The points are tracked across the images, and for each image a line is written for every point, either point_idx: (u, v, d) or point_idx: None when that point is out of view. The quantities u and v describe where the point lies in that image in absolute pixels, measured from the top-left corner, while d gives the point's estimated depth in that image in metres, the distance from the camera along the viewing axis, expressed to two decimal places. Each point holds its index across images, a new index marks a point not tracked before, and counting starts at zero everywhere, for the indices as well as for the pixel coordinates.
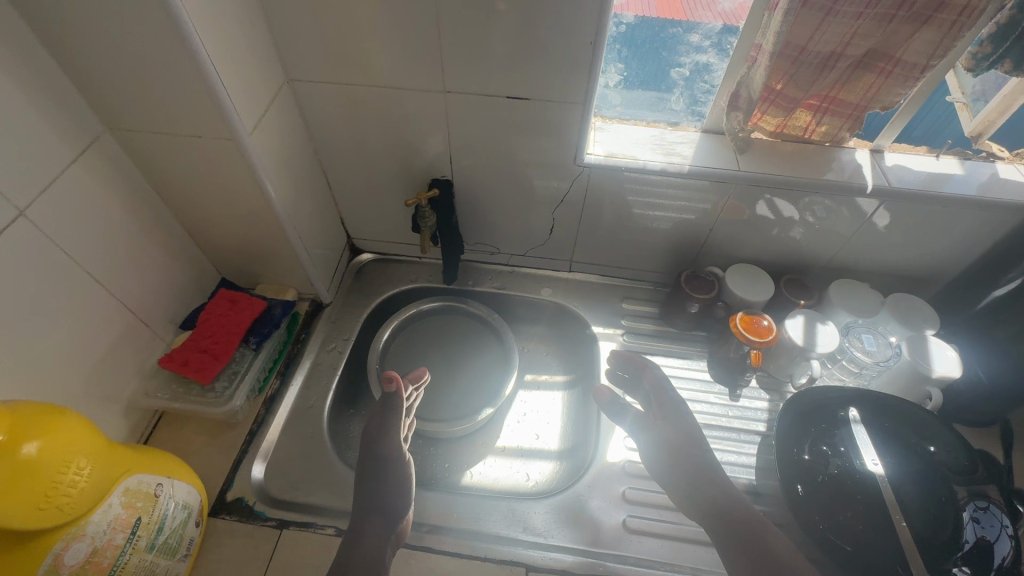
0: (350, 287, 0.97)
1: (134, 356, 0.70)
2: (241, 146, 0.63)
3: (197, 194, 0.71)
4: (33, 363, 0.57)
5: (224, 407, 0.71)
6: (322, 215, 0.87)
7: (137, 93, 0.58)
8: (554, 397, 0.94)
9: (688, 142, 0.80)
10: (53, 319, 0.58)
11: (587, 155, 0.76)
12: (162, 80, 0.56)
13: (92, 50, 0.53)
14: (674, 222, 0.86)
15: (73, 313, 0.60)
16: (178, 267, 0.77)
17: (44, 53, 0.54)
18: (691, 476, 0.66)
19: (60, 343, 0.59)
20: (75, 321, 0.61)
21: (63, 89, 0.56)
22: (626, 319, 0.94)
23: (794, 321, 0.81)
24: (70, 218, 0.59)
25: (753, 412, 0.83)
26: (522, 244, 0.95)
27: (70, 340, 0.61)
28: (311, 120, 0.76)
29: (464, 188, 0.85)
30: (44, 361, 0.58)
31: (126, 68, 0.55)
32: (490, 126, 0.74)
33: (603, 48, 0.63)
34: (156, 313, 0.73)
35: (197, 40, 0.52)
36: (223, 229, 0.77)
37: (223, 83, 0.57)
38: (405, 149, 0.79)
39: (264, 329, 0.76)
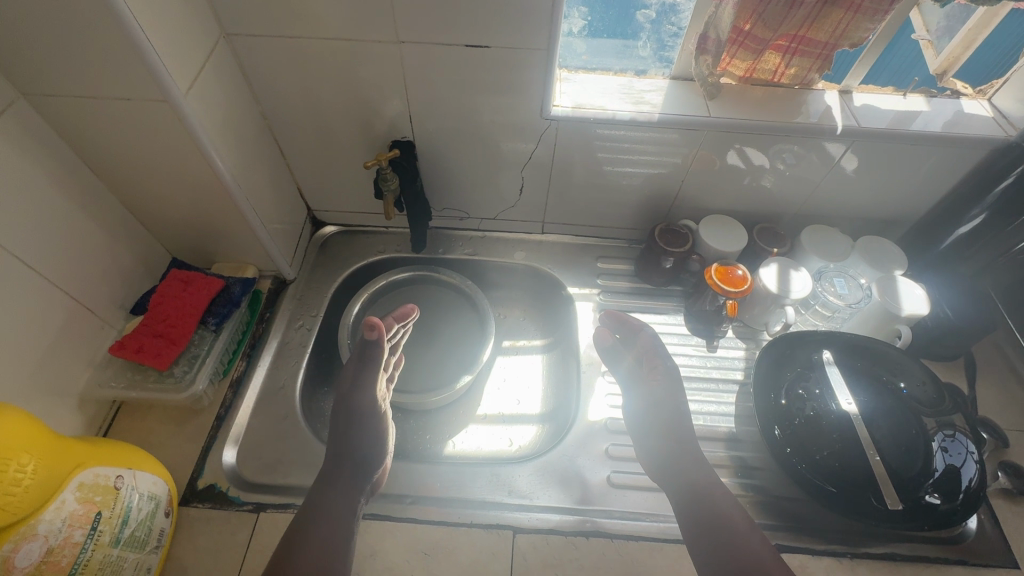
0: (315, 261, 0.93)
1: (81, 346, 0.65)
2: (177, 108, 0.57)
3: (135, 166, 0.65)
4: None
5: (186, 393, 0.67)
6: (277, 186, 0.81)
7: (49, 50, 0.51)
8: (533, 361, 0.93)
9: (657, 89, 0.77)
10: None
11: (554, 107, 0.73)
12: (76, 34, 0.50)
13: None
14: (646, 176, 0.84)
15: (3, 302, 0.55)
16: (123, 247, 0.71)
17: None
18: (676, 457, 0.67)
19: None
20: (8, 311, 0.56)
21: None
22: (601, 278, 0.93)
23: (767, 269, 0.81)
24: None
25: (730, 361, 0.84)
26: (492, 207, 0.91)
27: (4, 331, 0.55)
28: (255, 80, 0.70)
29: (427, 149, 0.81)
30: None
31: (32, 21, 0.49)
32: (450, 80, 0.70)
33: None
34: (101, 298, 0.68)
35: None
36: (169, 205, 0.71)
37: (147, 35, 0.51)
38: (361, 109, 0.74)
39: (223, 309, 0.72)
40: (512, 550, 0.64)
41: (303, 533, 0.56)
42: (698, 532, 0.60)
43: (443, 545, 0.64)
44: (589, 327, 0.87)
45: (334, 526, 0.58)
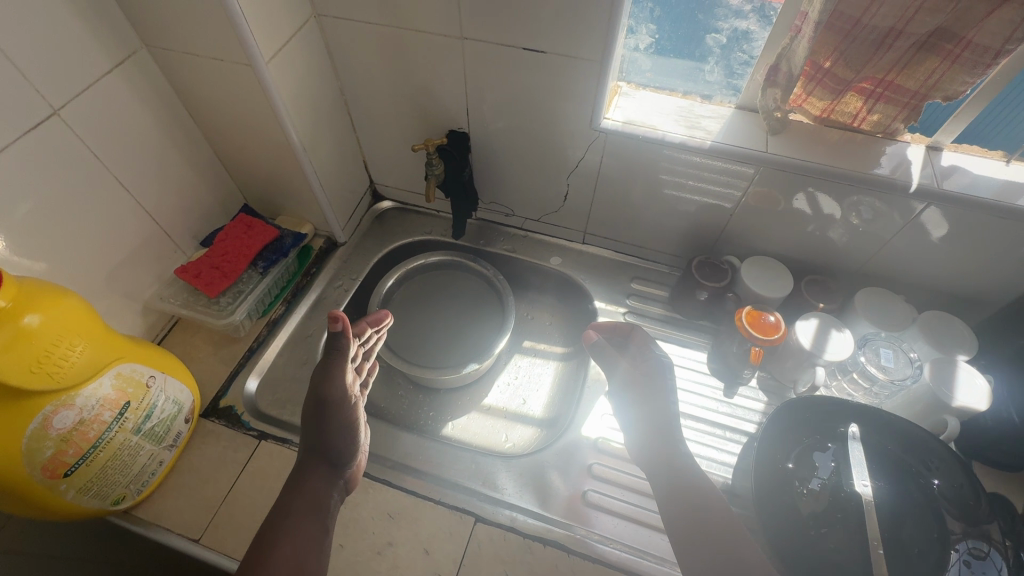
0: (367, 231, 1.00)
1: (154, 263, 0.76)
2: (258, 71, 0.65)
3: (223, 118, 0.74)
4: (57, 251, 0.63)
5: (224, 320, 0.75)
6: (343, 155, 0.89)
7: (167, 11, 0.61)
8: (547, 366, 0.94)
9: (717, 117, 0.74)
10: (77, 214, 0.64)
11: (605, 119, 0.73)
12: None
13: None
14: (693, 204, 0.81)
15: (98, 213, 0.67)
16: (205, 187, 0.82)
17: None
18: (659, 443, 0.67)
19: (85, 239, 0.66)
20: (101, 221, 0.67)
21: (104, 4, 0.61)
22: (631, 299, 0.92)
23: (806, 323, 0.75)
24: (100, 124, 0.64)
25: (745, 411, 0.79)
26: (536, 209, 0.93)
27: (94, 237, 0.67)
28: (337, 57, 0.77)
29: (480, 143, 0.84)
30: (68, 251, 0.64)
31: None
32: (506, 78, 0.72)
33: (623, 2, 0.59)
34: (178, 227, 0.79)
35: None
36: (247, 156, 0.81)
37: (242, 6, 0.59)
38: (424, 97, 0.79)
39: (273, 255, 0.81)
40: (470, 536, 0.65)
41: (296, 480, 0.58)
42: (686, 530, 0.59)
43: (408, 513, 0.67)
44: None
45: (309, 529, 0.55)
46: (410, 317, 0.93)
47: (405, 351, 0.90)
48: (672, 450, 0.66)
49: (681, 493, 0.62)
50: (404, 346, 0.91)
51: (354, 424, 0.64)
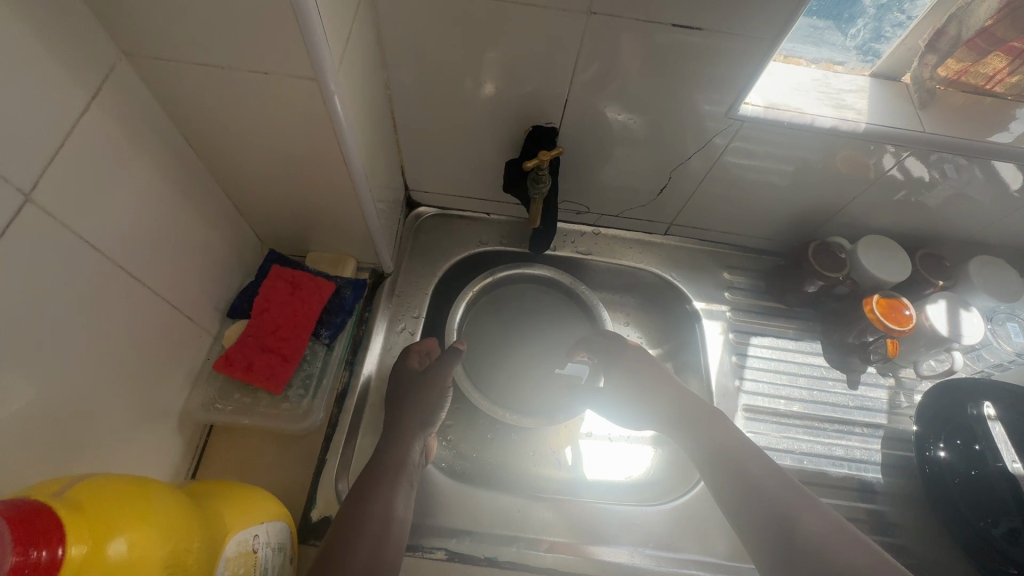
0: (411, 251, 0.82)
1: (181, 359, 0.56)
2: (323, 86, 0.44)
3: (247, 146, 0.52)
4: (67, 395, 0.42)
5: (303, 421, 0.58)
6: (386, 166, 0.69)
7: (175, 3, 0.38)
8: None
9: (857, 90, 0.64)
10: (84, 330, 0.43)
11: (744, 105, 0.60)
12: None
13: None
14: (812, 188, 0.72)
15: (107, 322, 0.45)
16: (219, 237, 0.60)
17: None
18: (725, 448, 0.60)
19: (98, 363, 0.44)
20: (112, 332, 0.45)
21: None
22: (729, 293, 0.84)
23: (936, 307, 0.73)
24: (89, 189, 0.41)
25: (874, 401, 0.76)
26: (619, 204, 0.80)
27: (108, 356, 0.45)
28: (390, 42, 0.56)
29: (569, 138, 0.68)
30: (83, 385, 0.43)
31: None
32: (630, 62, 0.56)
33: None
34: (200, 302, 0.57)
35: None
36: (275, 189, 0.59)
37: None
38: (508, 86, 0.61)
39: (336, 318, 0.62)
40: None
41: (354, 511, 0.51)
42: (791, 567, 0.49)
43: None
44: (719, 351, 0.79)
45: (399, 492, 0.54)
46: (488, 352, 0.81)
47: (493, 394, 0.78)
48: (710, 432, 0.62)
49: (737, 476, 0.57)
50: (489, 388, 0.78)
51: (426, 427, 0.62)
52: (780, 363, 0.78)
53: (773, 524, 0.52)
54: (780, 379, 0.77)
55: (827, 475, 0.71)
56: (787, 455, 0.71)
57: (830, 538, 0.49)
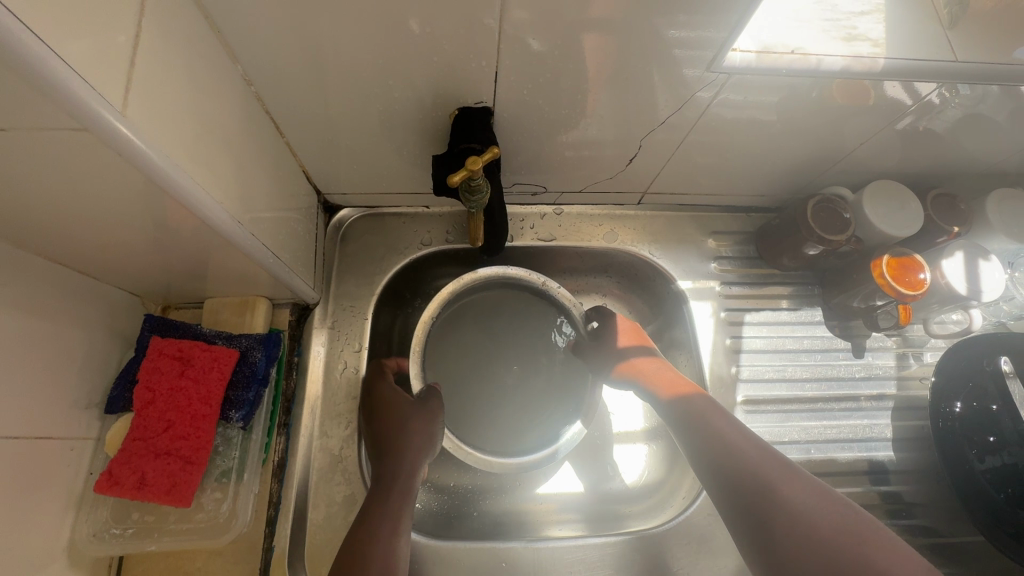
0: (339, 268, 0.67)
1: (52, 485, 0.44)
2: (111, 140, 0.29)
3: (52, 217, 0.37)
4: None
5: (229, 532, 0.49)
6: (279, 181, 0.53)
7: None
8: None
9: (872, 9, 0.49)
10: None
11: (731, 52, 0.46)
12: None
13: None
14: (811, 135, 0.59)
15: None
16: (64, 318, 0.45)
17: None
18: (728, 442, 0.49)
19: None
20: None
21: None
22: (718, 264, 0.73)
23: (953, 261, 0.63)
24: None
25: (882, 369, 0.69)
26: (581, 178, 0.66)
27: None
28: (233, 20, 0.40)
29: (507, 116, 0.53)
30: None
31: None
32: (571, 10, 0.42)
33: None
34: (58, 409, 0.45)
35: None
36: (122, 249, 0.44)
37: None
38: (413, 63, 0.45)
39: (248, 393, 0.50)
40: None
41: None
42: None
43: None
44: (710, 335, 0.69)
45: (399, 542, 0.47)
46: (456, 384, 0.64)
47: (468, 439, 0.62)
48: (687, 408, 0.54)
49: (711, 452, 0.49)
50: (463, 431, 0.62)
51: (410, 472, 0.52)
52: (780, 341, 0.69)
53: (766, 511, 0.43)
54: (781, 359, 0.69)
55: (835, 460, 0.65)
56: (794, 446, 0.65)
57: (838, 527, 0.40)
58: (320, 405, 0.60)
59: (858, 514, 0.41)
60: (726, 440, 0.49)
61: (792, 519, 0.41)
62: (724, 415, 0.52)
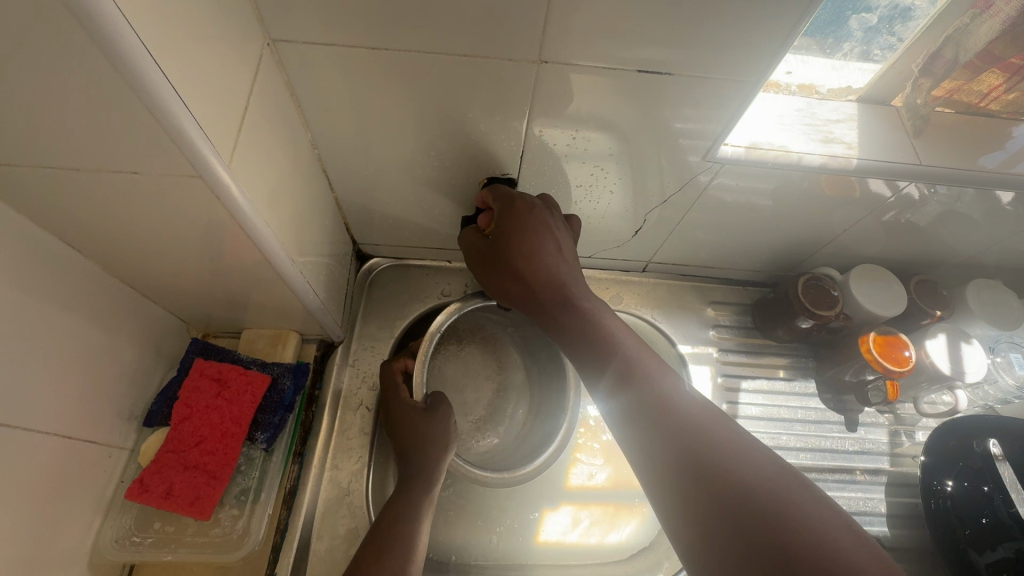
0: (364, 311, 0.73)
1: (87, 489, 0.48)
2: (215, 186, 0.37)
3: (143, 244, 0.44)
4: None
5: (239, 549, 0.52)
6: (326, 229, 0.61)
7: (11, 114, 0.31)
8: None
9: (846, 119, 0.58)
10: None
11: (723, 146, 0.54)
12: (65, 90, 0.30)
13: None
14: (797, 220, 0.67)
15: None
16: (124, 335, 0.52)
17: None
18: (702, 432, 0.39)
19: None
20: None
21: None
22: (716, 331, 0.78)
23: (936, 343, 0.68)
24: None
25: (874, 444, 0.72)
26: (591, 246, 0.73)
27: None
28: (309, 100, 0.49)
29: (528, 187, 0.61)
30: None
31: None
32: (589, 106, 0.50)
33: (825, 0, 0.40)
34: (105, 419, 0.50)
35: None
36: (188, 278, 0.51)
37: (182, 96, 0.32)
38: (452, 140, 0.54)
39: (274, 418, 0.55)
40: None
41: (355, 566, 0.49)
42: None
43: None
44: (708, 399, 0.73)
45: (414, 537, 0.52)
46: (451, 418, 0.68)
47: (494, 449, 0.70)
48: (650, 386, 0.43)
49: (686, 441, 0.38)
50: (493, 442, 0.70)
51: (420, 471, 0.57)
52: (775, 409, 0.73)
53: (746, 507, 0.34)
54: (776, 426, 0.72)
55: None
56: None
57: (830, 531, 0.33)
58: (334, 439, 0.63)
59: (824, 496, 0.36)
60: (675, 408, 0.41)
61: (756, 511, 0.34)
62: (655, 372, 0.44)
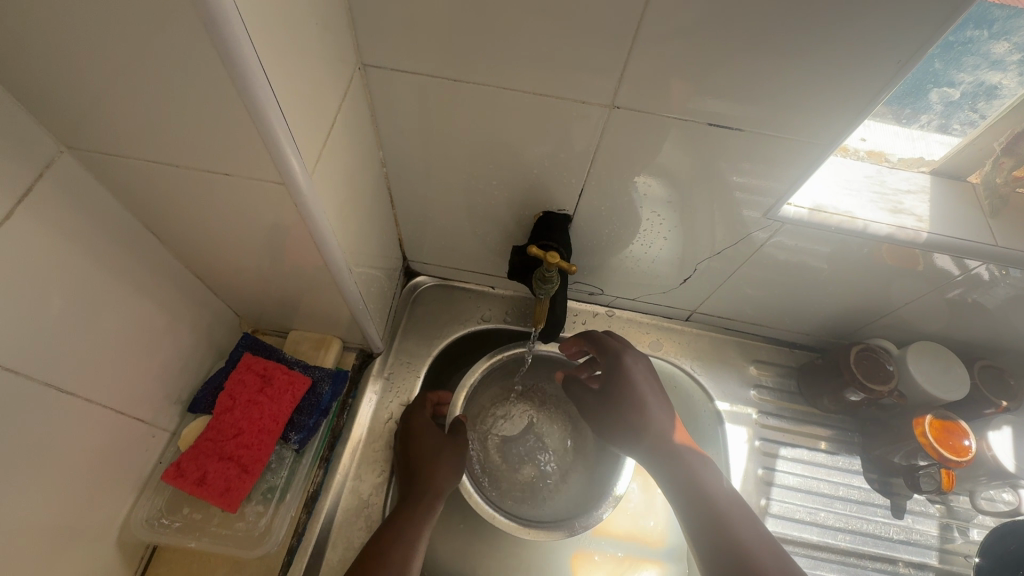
0: (405, 326, 0.75)
1: (126, 466, 0.50)
2: (294, 192, 0.39)
3: (216, 237, 0.47)
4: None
5: (258, 547, 0.53)
6: (382, 243, 0.63)
7: (128, 110, 0.34)
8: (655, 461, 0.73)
9: (916, 190, 0.56)
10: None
11: (786, 205, 0.54)
12: (177, 93, 0.32)
13: (53, 38, 0.30)
14: (855, 287, 0.64)
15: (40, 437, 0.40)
16: (182, 321, 0.54)
17: None
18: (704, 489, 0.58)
19: (24, 485, 0.40)
20: (45, 447, 0.41)
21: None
22: (757, 392, 0.75)
23: (1000, 437, 0.65)
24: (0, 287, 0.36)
25: (923, 536, 0.67)
26: (636, 288, 0.72)
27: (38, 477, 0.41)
28: (385, 121, 0.51)
29: (582, 224, 0.62)
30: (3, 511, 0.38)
31: (113, 73, 0.31)
32: (653, 152, 0.51)
33: (909, 74, 0.40)
34: (152, 399, 0.52)
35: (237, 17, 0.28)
36: (251, 274, 0.53)
37: (283, 108, 0.34)
38: (514, 171, 0.56)
39: (309, 420, 0.56)
40: None
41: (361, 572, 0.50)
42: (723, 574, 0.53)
43: None
44: (744, 462, 0.70)
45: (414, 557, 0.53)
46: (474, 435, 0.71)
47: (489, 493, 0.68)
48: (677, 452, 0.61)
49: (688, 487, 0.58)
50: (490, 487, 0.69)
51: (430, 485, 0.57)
52: (814, 482, 0.69)
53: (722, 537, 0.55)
54: (814, 502, 0.68)
55: None
56: None
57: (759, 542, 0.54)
58: (361, 449, 0.63)
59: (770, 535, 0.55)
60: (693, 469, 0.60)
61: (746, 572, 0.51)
62: (695, 456, 0.60)
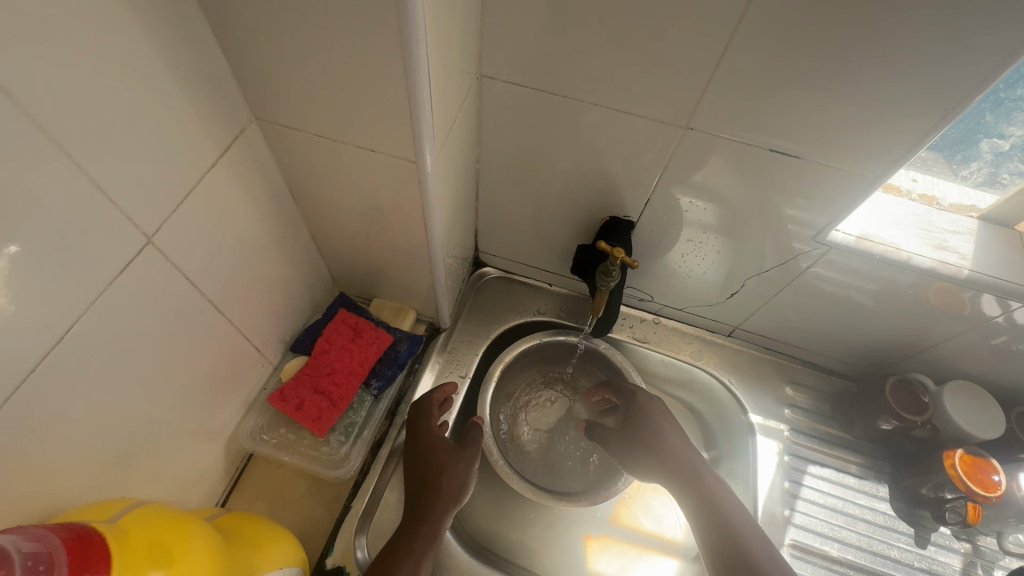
0: (468, 309, 0.83)
1: (241, 387, 0.60)
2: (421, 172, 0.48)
3: (341, 205, 0.57)
4: (148, 409, 0.47)
5: (334, 471, 0.61)
6: (463, 231, 0.72)
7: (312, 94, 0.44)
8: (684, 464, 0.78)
9: (962, 232, 0.60)
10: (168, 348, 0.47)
11: (835, 232, 0.59)
12: (352, 85, 0.42)
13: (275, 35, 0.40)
14: (897, 320, 0.68)
15: (195, 346, 0.50)
16: (296, 275, 0.64)
17: (212, 35, 0.41)
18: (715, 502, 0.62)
19: (179, 382, 0.49)
20: (196, 355, 0.51)
21: (221, 79, 0.43)
22: (791, 411, 0.79)
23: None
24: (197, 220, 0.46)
25: (945, 569, 0.68)
26: (684, 299, 0.78)
27: (188, 378, 0.50)
28: (487, 123, 0.60)
29: (643, 232, 0.69)
30: (163, 399, 0.48)
31: (312, 65, 0.41)
32: (716, 173, 0.57)
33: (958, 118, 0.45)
34: (267, 336, 0.62)
35: (422, 48, 0.37)
36: (358, 241, 0.63)
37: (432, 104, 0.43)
38: (589, 177, 0.63)
39: (387, 371, 0.65)
40: None
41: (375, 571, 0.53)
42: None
43: None
44: (772, 473, 0.74)
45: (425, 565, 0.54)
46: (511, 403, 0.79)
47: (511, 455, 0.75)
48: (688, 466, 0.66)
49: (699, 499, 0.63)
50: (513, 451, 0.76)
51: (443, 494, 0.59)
52: (839, 501, 0.72)
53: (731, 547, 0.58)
54: (838, 520, 0.71)
55: None
56: None
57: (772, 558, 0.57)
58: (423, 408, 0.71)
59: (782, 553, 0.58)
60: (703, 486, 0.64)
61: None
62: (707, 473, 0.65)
